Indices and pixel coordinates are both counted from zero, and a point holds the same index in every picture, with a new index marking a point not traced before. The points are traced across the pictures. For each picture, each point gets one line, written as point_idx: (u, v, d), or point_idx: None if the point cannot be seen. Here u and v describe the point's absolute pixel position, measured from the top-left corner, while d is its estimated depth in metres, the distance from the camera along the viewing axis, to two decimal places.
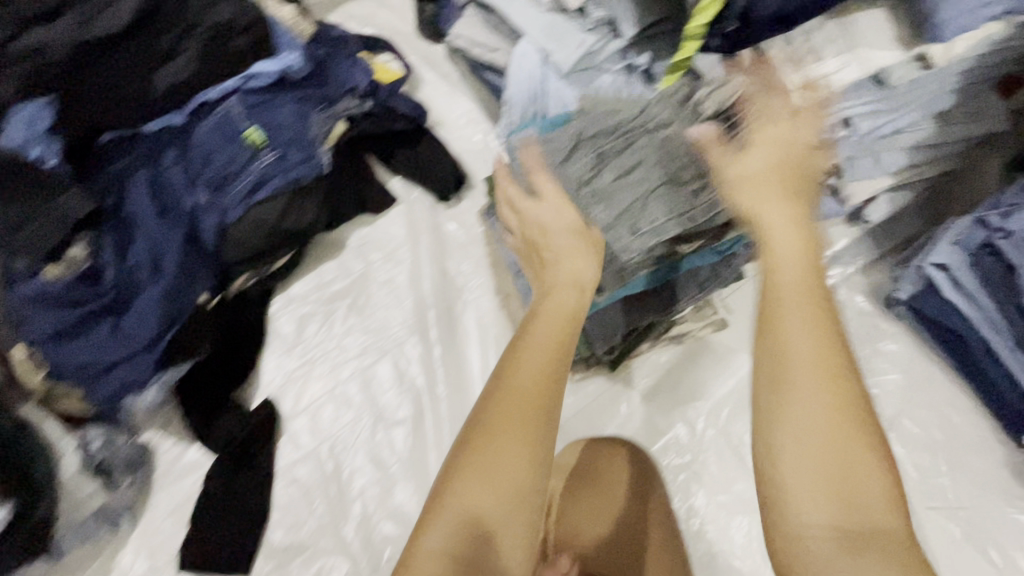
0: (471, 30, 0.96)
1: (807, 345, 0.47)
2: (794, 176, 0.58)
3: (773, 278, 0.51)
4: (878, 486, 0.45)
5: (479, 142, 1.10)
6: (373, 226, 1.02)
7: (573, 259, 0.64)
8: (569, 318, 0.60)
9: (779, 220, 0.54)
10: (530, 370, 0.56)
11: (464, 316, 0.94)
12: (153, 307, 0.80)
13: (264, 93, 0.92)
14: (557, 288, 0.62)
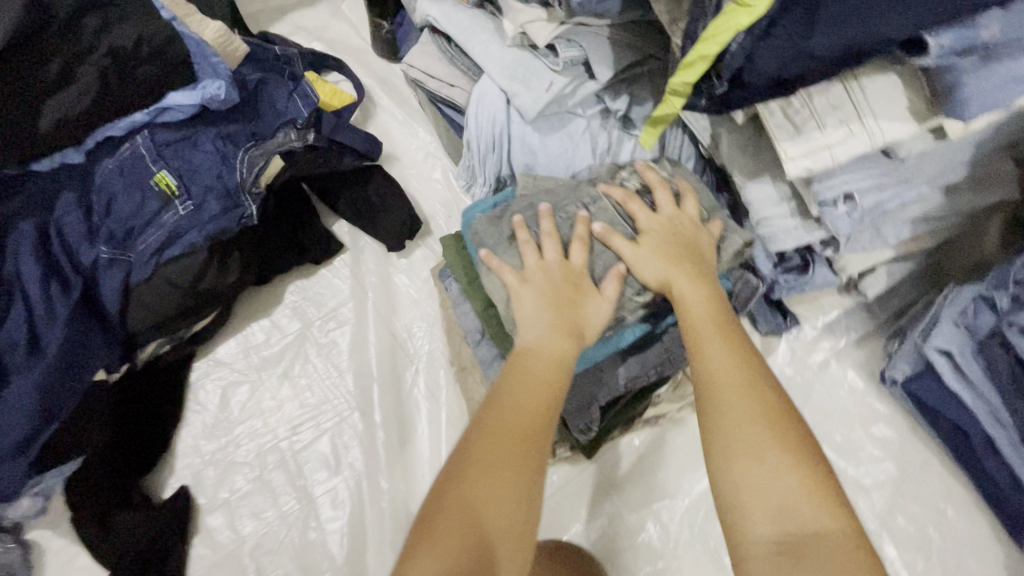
0: (426, 61, 0.84)
1: (728, 366, 0.55)
2: (684, 249, 0.64)
3: (687, 316, 0.60)
4: (812, 494, 0.47)
5: (439, 181, 0.99)
6: (314, 279, 0.90)
7: (550, 313, 0.60)
8: (555, 359, 0.57)
9: (682, 274, 0.62)
10: (525, 406, 0.52)
11: (415, 388, 0.83)
12: (29, 398, 0.66)
13: (180, 129, 0.80)
14: (543, 337, 0.58)
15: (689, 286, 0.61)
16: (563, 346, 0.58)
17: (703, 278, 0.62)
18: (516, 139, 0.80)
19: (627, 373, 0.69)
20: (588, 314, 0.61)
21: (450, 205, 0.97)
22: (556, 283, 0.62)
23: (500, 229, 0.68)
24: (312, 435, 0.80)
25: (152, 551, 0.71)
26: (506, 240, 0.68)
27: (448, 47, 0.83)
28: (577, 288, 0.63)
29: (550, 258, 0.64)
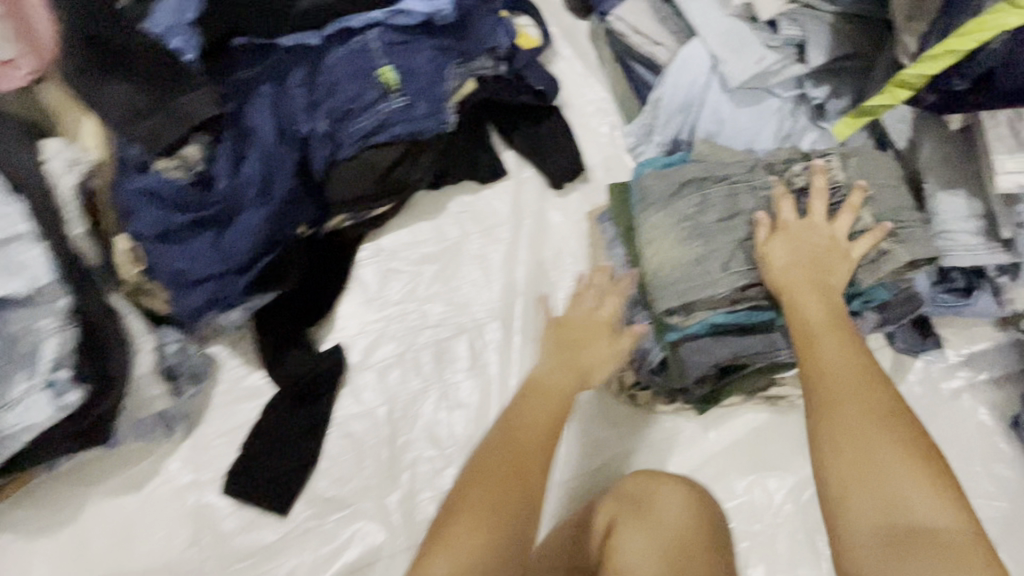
0: (636, 15, 0.88)
1: (843, 367, 0.56)
2: (816, 258, 0.65)
3: (801, 318, 0.61)
4: (924, 483, 0.49)
5: (605, 135, 1.03)
6: (476, 195, 0.97)
7: (559, 354, 0.71)
8: (560, 392, 0.67)
9: (802, 278, 0.64)
10: (532, 421, 0.64)
11: (553, 316, 0.89)
12: (258, 229, 0.73)
13: (407, 34, 0.87)
14: (551, 369, 0.70)
15: (806, 289, 0.63)
16: (570, 382, 0.69)
17: (821, 286, 0.63)
18: (708, 105, 0.82)
19: (751, 347, 0.71)
20: (601, 356, 0.71)
21: (609, 160, 1.01)
22: (572, 328, 0.73)
23: (672, 182, 0.73)
24: (456, 332, 0.87)
25: (313, 387, 0.81)
26: (670, 195, 0.72)
27: (663, 8, 0.87)
28: (592, 335, 0.72)
29: (585, 304, 0.75)
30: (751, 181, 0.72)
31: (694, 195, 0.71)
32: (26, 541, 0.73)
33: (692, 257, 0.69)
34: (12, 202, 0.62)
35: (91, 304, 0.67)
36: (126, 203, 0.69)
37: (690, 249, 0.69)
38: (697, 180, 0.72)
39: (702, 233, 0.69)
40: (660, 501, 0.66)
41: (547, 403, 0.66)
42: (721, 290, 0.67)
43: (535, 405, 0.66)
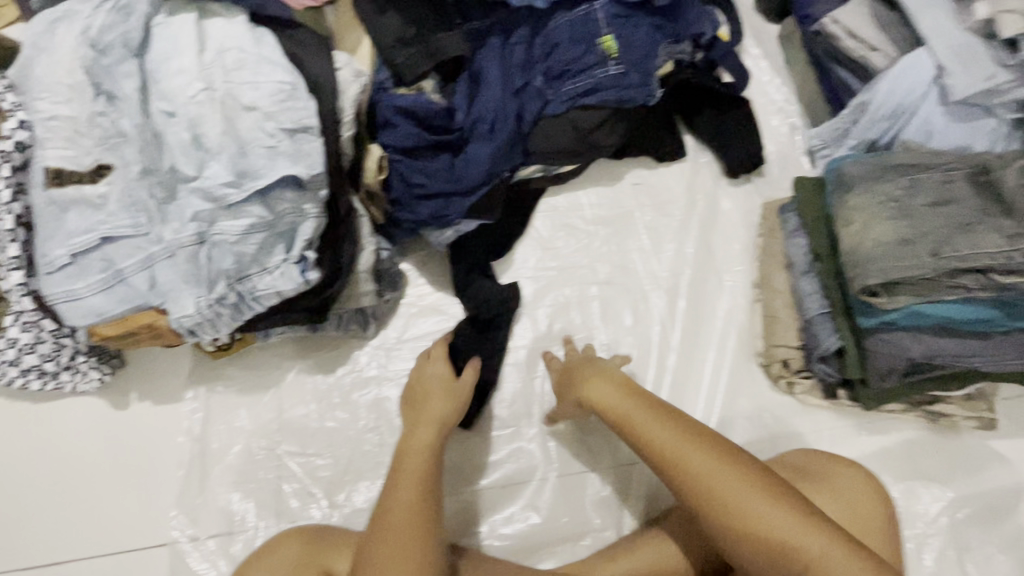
0: (855, 20, 0.89)
1: (663, 434, 0.64)
2: (593, 368, 0.77)
3: (610, 413, 0.71)
4: (798, 524, 0.54)
5: (785, 134, 1.04)
6: (653, 171, 1.01)
7: (420, 411, 0.75)
8: (424, 456, 0.70)
9: (587, 382, 0.75)
10: (410, 468, 0.68)
11: (716, 296, 0.91)
12: (484, 159, 0.82)
13: (629, 9, 0.93)
14: (413, 431, 0.73)
15: (602, 386, 0.73)
16: (434, 437, 0.72)
17: (603, 373, 0.75)
18: (920, 116, 0.83)
19: (952, 349, 0.71)
20: (445, 410, 0.75)
21: (786, 159, 1.03)
22: (431, 389, 0.77)
23: (875, 167, 0.76)
24: (621, 293, 0.91)
25: (494, 317, 0.86)
26: (871, 178, 0.75)
27: (886, 17, 0.89)
28: (448, 391, 0.76)
29: (440, 374, 0.78)
30: (972, 169, 0.72)
31: (899, 180, 0.73)
32: (234, 395, 0.83)
33: (899, 238, 0.69)
34: (307, 98, 0.70)
35: (340, 201, 0.77)
36: (384, 116, 0.80)
37: (896, 229, 0.70)
38: (907, 168, 0.74)
39: (907, 214, 0.71)
40: (840, 479, 0.68)
41: (416, 464, 0.69)
42: (926, 269, 0.67)
43: (409, 461, 0.69)
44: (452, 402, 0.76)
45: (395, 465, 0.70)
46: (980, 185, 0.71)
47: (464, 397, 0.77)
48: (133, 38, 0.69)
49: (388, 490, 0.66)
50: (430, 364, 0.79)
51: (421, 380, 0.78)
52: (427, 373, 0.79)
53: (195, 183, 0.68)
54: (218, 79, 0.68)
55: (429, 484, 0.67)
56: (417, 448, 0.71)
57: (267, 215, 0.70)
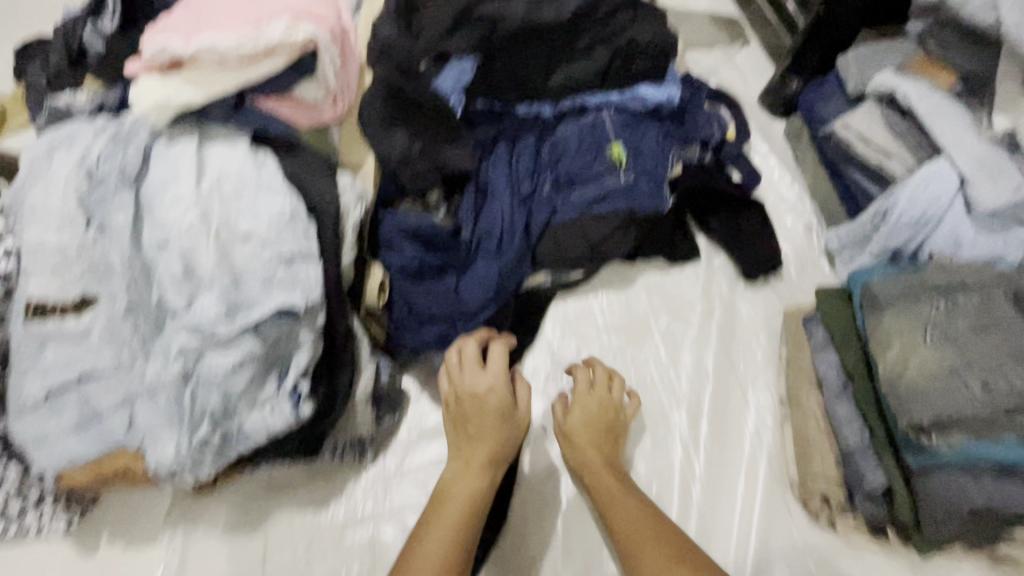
0: (867, 126, 0.87)
1: (631, 514, 0.70)
2: (605, 434, 0.77)
3: (592, 482, 0.74)
4: None
5: (801, 233, 1.01)
6: (665, 274, 0.96)
7: (467, 444, 0.70)
8: (469, 501, 0.66)
9: (586, 445, 0.76)
10: (451, 511, 0.65)
11: (741, 413, 0.85)
12: (491, 278, 0.79)
13: (636, 115, 0.91)
14: (460, 473, 0.69)
15: (592, 454, 0.75)
16: (480, 483, 0.68)
17: (604, 436, 0.77)
18: (947, 225, 0.80)
19: (1017, 494, 0.63)
20: (494, 448, 0.70)
21: (804, 260, 0.98)
22: (483, 411, 0.71)
23: (908, 285, 0.71)
24: (642, 416, 0.84)
25: None
26: (904, 299, 0.70)
27: (899, 123, 0.86)
28: (499, 416, 0.71)
29: (493, 395, 0.72)
30: (1013, 290, 0.68)
31: (939, 302, 0.68)
32: (216, 537, 0.75)
33: (945, 368, 0.64)
34: (307, 223, 0.68)
35: (339, 326, 0.72)
36: (388, 238, 0.78)
37: (941, 358, 0.65)
38: (943, 288, 0.70)
39: (950, 339, 0.66)
40: None
41: (460, 510, 0.65)
42: (979, 406, 0.62)
43: (449, 507, 0.66)
44: (507, 439, 0.71)
45: (435, 504, 0.67)
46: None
47: (516, 430, 0.72)
48: (129, 168, 0.67)
49: (419, 532, 0.64)
50: (481, 378, 0.72)
51: (467, 402, 0.72)
52: (479, 394, 0.72)
53: (181, 318, 0.64)
54: (214, 208, 0.65)
55: (468, 530, 0.64)
56: (460, 492, 0.67)
57: (261, 348, 0.66)
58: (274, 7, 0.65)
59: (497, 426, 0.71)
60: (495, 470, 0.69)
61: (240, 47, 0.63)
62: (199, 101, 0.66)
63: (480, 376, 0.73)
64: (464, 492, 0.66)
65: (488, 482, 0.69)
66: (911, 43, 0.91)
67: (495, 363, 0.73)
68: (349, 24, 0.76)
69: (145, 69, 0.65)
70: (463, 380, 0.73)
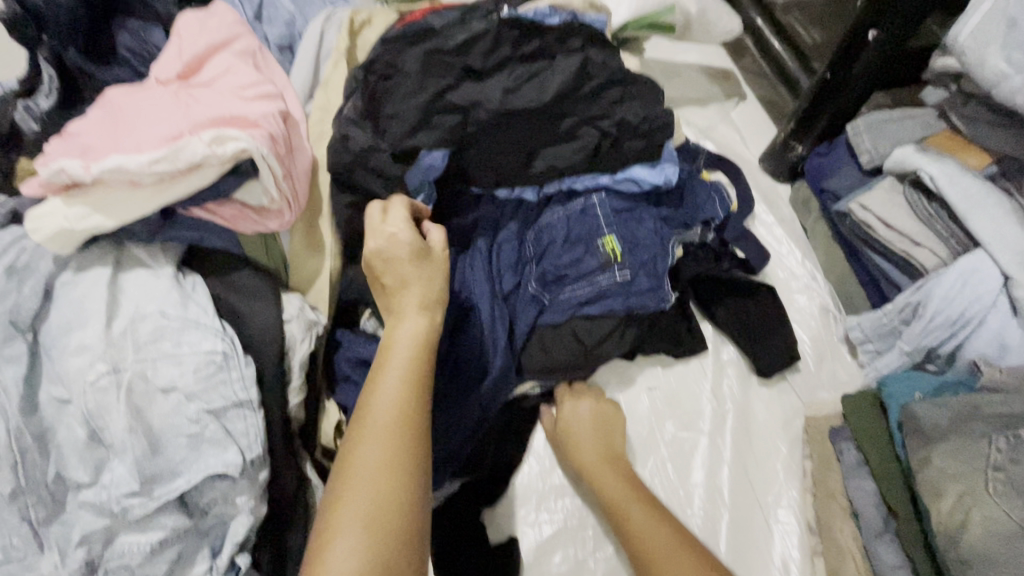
0: (889, 208, 0.78)
1: (660, 537, 0.62)
2: (602, 431, 0.75)
3: (604, 495, 0.68)
4: None
5: (819, 316, 0.90)
6: (668, 370, 0.85)
7: (400, 291, 0.56)
8: (419, 353, 0.53)
9: (586, 440, 0.73)
10: (398, 364, 0.51)
11: (764, 542, 0.73)
12: (471, 409, 0.71)
13: (629, 200, 0.82)
14: (401, 320, 0.55)
15: (592, 441, 0.73)
16: (428, 326, 0.55)
17: (603, 434, 0.75)
18: (989, 326, 0.70)
19: None
20: (436, 291, 0.57)
21: (823, 349, 0.87)
22: (398, 251, 0.57)
23: (959, 414, 0.60)
24: None
25: None
26: (958, 433, 0.59)
27: (927, 206, 0.77)
28: (421, 252, 0.58)
29: (404, 226, 0.58)
30: None
31: (1000, 438, 0.57)
32: None
33: (1017, 529, 0.53)
34: (245, 366, 0.57)
35: (286, 479, 0.60)
36: (342, 372, 0.67)
37: (1010, 512, 0.53)
38: (1002, 419, 0.59)
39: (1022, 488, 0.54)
40: None
41: (408, 359, 0.52)
42: None
43: (395, 354, 0.52)
44: (441, 280, 0.58)
45: (376, 360, 0.52)
46: None
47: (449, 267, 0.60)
48: (24, 311, 0.55)
49: (362, 395, 0.50)
50: (388, 226, 0.58)
51: (378, 257, 0.57)
52: (393, 232, 0.58)
53: (85, 494, 0.52)
54: (128, 356, 0.54)
55: (422, 381, 0.51)
56: (405, 340, 0.53)
57: (187, 520, 0.54)
58: (200, 117, 0.56)
59: (429, 267, 0.58)
60: (439, 313, 0.57)
61: (153, 164, 0.53)
62: (111, 226, 0.55)
63: (389, 225, 0.58)
64: (410, 334, 0.53)
65: (434, 330, 0.55)
66: (930, 114, 0.84)
67: (398, 212, 0.59)
68: (296, 125, 0.66)
69: (46, 190, 0.55)
70: (370, 237, 0.58)
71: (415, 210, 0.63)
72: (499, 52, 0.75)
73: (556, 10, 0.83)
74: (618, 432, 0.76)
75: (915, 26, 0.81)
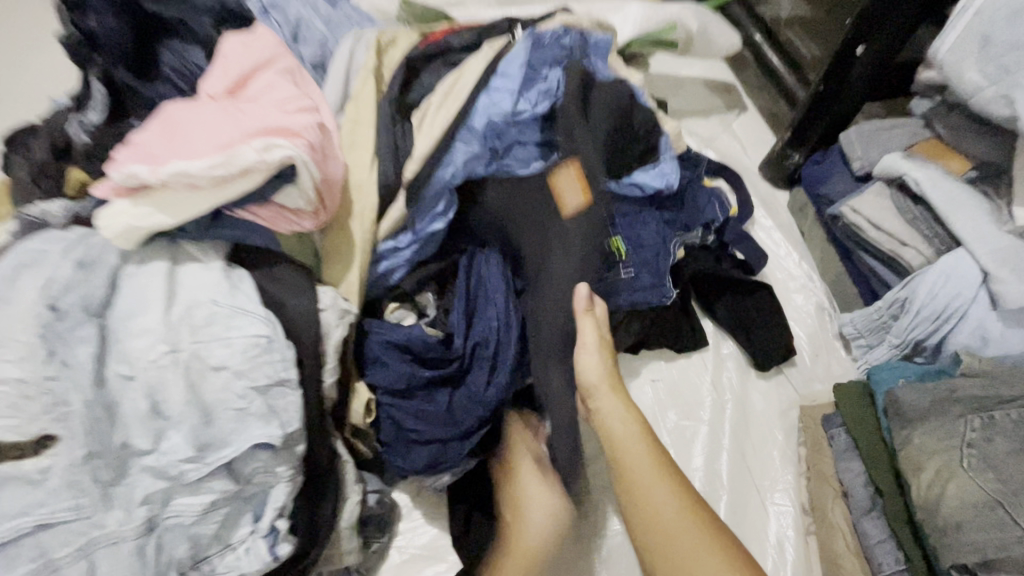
0: (877, 210, 0.83)
1: (664, 502, 0.62)
2: (613, 374, 0.75)
3: (608, 432, 0.71)
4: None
5: (815, 314, 0.95)
6: (670, 364, 0.90)
7: (535, 495, 0.72)
8: (534, 556, 0.70)
9: (602, 390, 0.74)
10: (526, 540, 0.70)
11: (760, 524, 0.78)
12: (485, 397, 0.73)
13: (633, 205, 0.89)
14: (537, 532, 0.70)
15: (608, 404, 0.73)
16: (547, 538, 0.71)
17: (614, 377, 0.75)
18: (971, 321, 0.74)
19: None
20: (558, 507, 0.72)
21: (818, 345, 0.92)
22: (513, 494, 0.72)
23: (942, 398, 0.65)
24: None
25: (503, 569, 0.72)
26: (939, 414, 0.64)
27: (912, 208, 0.82)
28: (548, 477, 0.74)
29: (540, 459, 0.75)
30: None
31: (976, 419, 0.62)
32: None
33: (988, 500, 0.58)
34: (286, 348, 0.63)
35: (319, 453, 0.67)
36: (373, 354, 0.73)
37: (981, 484, 0.59)
38: (980, 401, 0.64)
39: (991, 463, 0.59)
40: None
41: (529, 547, 0.70)
42: None
43: (523, 525, 0.70)
44: (560, 516, 0.72)
45: (512, 536, 0.70)
46: None
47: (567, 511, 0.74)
48: (96, 297, 0.62)
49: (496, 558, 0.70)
50: (530, 467, 0.74)
51: (518, 512, 0.71)
52: (534, 457, 0.75)
53: (146, 459, 0.59)
54: (185, 338, 0.61)
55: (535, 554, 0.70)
56: (533, 537, 0.70)
57: (233, 485, 0.61)
58: (250, 128, 0.64)
59: (551, 495, 0.73)
60: (557, 532, 0.72)
61: (211, 169, 0.60)
62: (169, 224, 0.63)
63: (529, 459, 0.74)
64: (538, 530, 0.70)
65: (551, 538, 0.72)
66: (918, 123, 0.88)
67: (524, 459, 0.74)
68: (330, 135, 0.74)
69: (116, 193, 0.63)
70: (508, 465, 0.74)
71: (536, 454, 0.76)
72: (518, 70, 0.85)
73: (568, 28, 0.91)
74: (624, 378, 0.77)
75: (900, 41, 0.87)
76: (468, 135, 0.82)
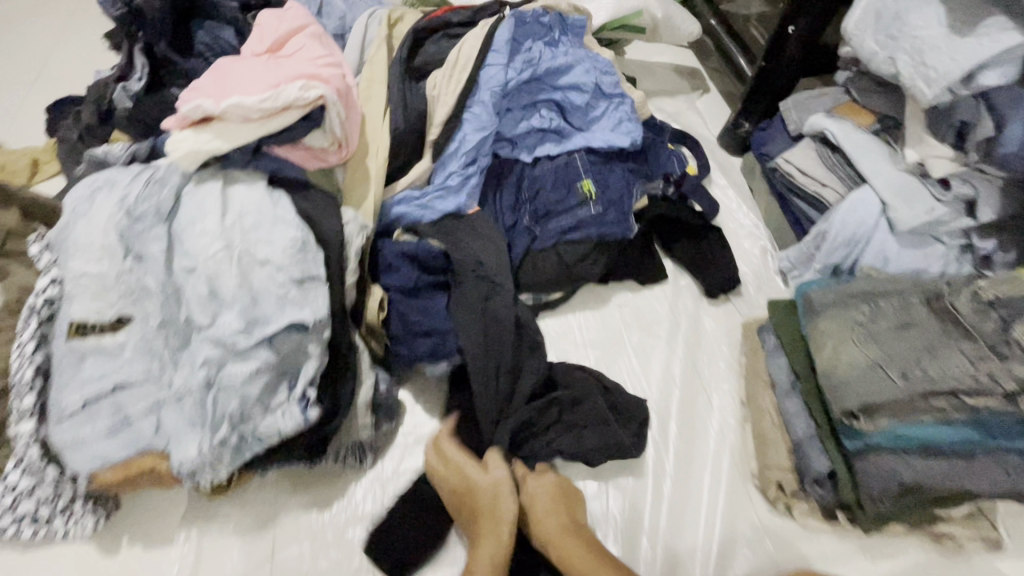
0: (805, 161, 1.01)
1: None
2: (557, 497, 0.79)
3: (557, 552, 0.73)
4: None
5: (759, 255, 1.11)
6: (635, 294, 1.06)
7: None
8: None
9: (544, 508, 0.77)
10: None
11: (707, 416, 0.93)
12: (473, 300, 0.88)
13: (602, 158, 1.05)
14: None
15: (550, 519, 0.76)
16: None
17: (559, 499, 0.79)
18: (875, 244, 0.91)
19: (942, 470, 0.73)
20: None
21: (761, 279, 1.09)
22: None
23: (841, 295, 0.82)
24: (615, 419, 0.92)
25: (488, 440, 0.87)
26: (838, 306, 0.81)
27: (831, 157, 0.99)
28: None
29: None
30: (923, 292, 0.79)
31: (863, 306, 0.79)
32: (229, 535, 0.81)
33: (870, 362, 0.74)
34: (317, 252, 0.79)
35: (343, 339, 0.82)
36: (388, 260, 0.90)
37: (867, 352, 0.75)
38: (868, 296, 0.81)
39: (874, 337, 0.76)
40: None
41: None
42: (900, 392, 0.71)
43: None
44: None
45: None
46: (933, 313, 0.77)
47: None
48: (164, 207, 0.78)
49: None
50: None
51: None
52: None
53: (206, 331, 0.73)
54: (237, 239, 0.76)
55: None
56: None
57: (273, 357, 0.74)
58: (291, 75, 0.80)
59: None
60: None
61: (261, 103, 0.76)
62: (225, 149, 0.78)
63: None
64: None
65: None
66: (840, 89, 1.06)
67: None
68: (352, 88, 0.90)
69: (181, 123, 0.79)
70: None
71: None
72: (505, 41, 1.02)
73: (547, 10, 1.09)
74: (571, 496, 0.81)
75: (823, 23, 1.04)
76: (473, 106, 0.99)
